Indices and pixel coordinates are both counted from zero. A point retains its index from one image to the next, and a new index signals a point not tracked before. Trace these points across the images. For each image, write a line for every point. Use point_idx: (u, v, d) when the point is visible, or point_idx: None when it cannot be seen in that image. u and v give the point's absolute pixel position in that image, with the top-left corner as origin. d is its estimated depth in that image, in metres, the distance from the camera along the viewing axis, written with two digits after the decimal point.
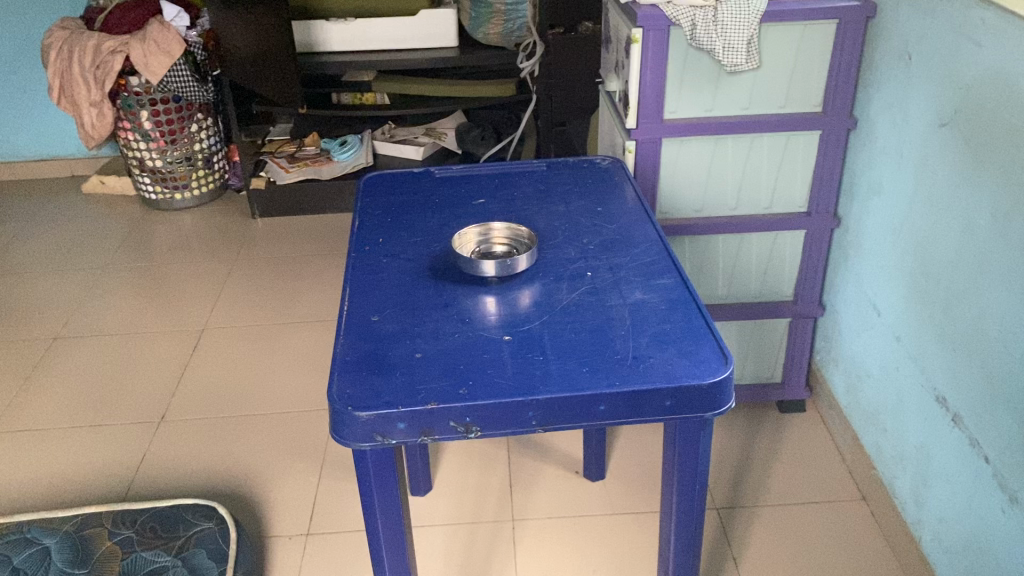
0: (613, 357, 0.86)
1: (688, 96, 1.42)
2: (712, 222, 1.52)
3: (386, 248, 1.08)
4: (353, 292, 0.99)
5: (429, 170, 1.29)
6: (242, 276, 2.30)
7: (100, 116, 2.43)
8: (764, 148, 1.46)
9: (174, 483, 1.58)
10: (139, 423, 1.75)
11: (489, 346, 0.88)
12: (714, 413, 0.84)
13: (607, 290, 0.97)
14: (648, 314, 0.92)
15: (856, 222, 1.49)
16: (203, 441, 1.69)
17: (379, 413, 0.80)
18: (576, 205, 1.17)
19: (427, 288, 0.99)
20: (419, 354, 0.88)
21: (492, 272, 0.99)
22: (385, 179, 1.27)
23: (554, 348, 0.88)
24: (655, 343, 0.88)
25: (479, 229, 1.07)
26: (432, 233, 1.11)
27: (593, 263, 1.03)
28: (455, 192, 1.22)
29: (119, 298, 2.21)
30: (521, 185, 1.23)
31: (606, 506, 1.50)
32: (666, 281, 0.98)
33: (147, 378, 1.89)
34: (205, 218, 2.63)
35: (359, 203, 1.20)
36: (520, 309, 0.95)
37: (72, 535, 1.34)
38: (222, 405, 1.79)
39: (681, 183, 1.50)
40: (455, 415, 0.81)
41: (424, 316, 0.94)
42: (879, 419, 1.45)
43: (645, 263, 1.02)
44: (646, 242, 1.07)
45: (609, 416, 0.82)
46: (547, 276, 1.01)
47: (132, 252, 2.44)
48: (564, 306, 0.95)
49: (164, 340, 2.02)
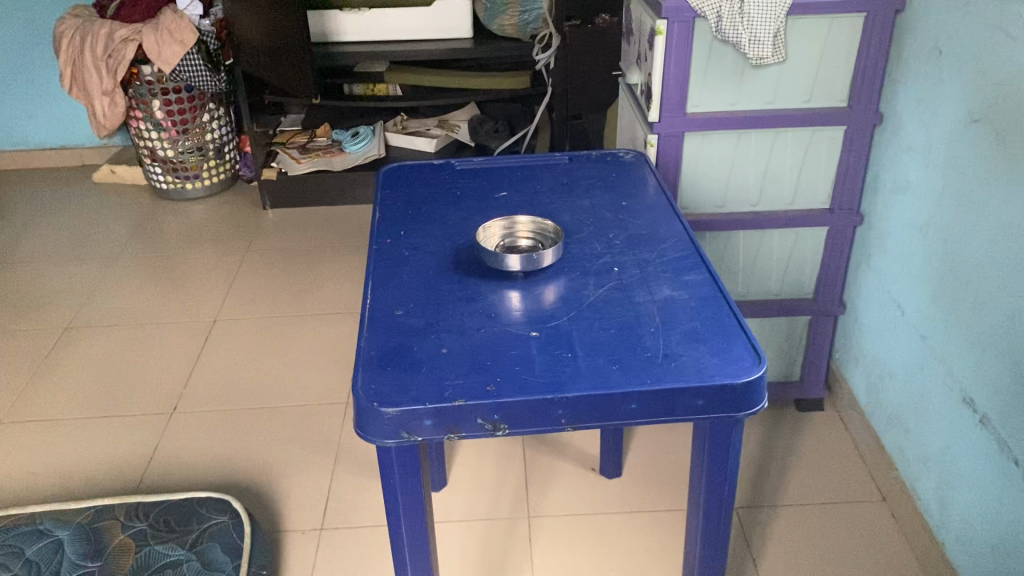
0: (642, 355, 0.84)
1: (711, 89, 1.40)
2: (733, 219, 1.50)
3: (408, 240, 1.06)
4: (376, 285, 0.97)
5: (450, 161, 1.27)
6: (254, 267, 2.28)
7: (112, 105, 2.41)
8: (787, 143, 1.44)
9: (187, 475, 1.57)
10: (150, 415, 1.74)
11: (516, 343, 0.87)
12: (746, 413, 0.82)
13: (635, 286, 0.95)
14: (678, 312, 0.90)
15: (880, 218, 1.47)
16: (215, 433, 1.68)
17: (405, 410, 0.78)
18: (599, 199, 1.15)
19: (452, 282, 0.97)
20: (443, 349, 0.86)
21: (518, 266, 0.97)
22: (405, 171, 1.25)
23: (583, 346, 0.86)
24: (686, 341, 0.86)
25: (504, 222, 1.04)
26: (454, 226, 1.09)
27: (620, 258, 1.01)
28: (476, 184, 1.20)
29: (131, 288, 2.20)
30: (543, 178, 1.21)
31: (623, 504, 1.48)
32: (695, 278, 0.96)
33: (160, 369, 1.88)
34: (217, 209, 2.61)
35: (380, 194, 1.18)
36: (547, 304, 0.93)
37: (85, 527, 1.33)
38: (234, 397, 1.78)
39: (702, 177, 1.48)
40: (483, 413, 0.79)
41: (450, 311, 0.92)
42: (902, 419, 1.43)
43: (672, 259, 1.00)
44: (673, 237, 1.05)
45: (640, 415, 0.81)
46: (573, 272, 0.99)
47: (143, 242, 2.43)
48: (590, 303, 0.93)
49: (176, 331, 2.01)
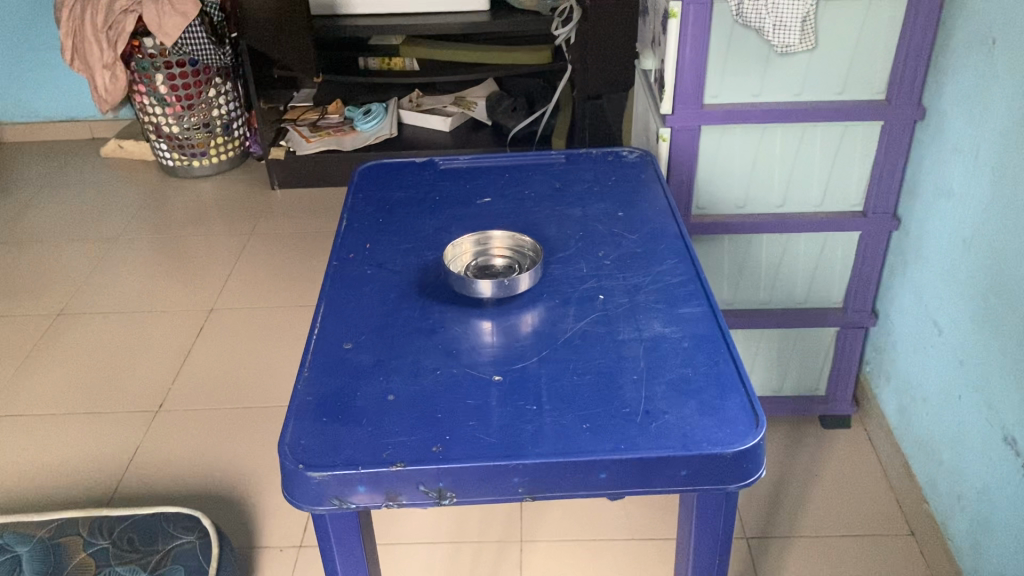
0: (618, 411, 0.72)
1: (732, 79, 1.25)
2: (755, 221, 1.36)
3: (372, 255, 0.95)
4: (327, 312, 0.86)
5: (433, 159, 1.15)
6: (256, 251, 2.19)
7: (113, 79, 2.31)
8: (816, 139, 1.29)
9: (164, 482, 1.49)
10: (133, 412, 1.66)
11: (475, 389, 0.75)
12: (739, 485, 0.69)
13: (620, 319, 0.83)
14: (667, 356, 0.78)
15: (919, 224, 1.32)
16: (199, 435, 1.59)
17: (334, 475, 0.67)
18: (592, 209, 1.02)
19: (413, 309, 0.86)
20: (390, 396, 0.75)
21: (489, 293, 0.85)
22: (383, 170, 1.13)
23: (550, 397, 0.74)
24: (673, 393, 0.73)
25: (477, 237, 0.92)
26: (425, 239, 0.97)
27: (608, 283, 0.88)
28: (459, 187, 1.08)
29: (128, 272, 2.12)
30: (533, 181, 1.09)
31: (624, 530, 1.37)
32: (691, 311, 0.84)
33: (149, 361, 1.80)
34: (224, 188, 2.52)
35: (350, 198, 1.06)
36: (517, 340, 0.81)
37: (45, 543, 1.25)
38: (222, 395, 1.69)
39: (720, 175, 1.34)
40: (426, 479, 0.68)
41: (405, 346, 0.81)
42: (935, 450, 1.29)
43: (667, 286, 0.87)
44: (672, 258, 0.92)
45: (612, 485, 0.69)
46: (552, 299, 0.86)
47: (146, 222, 2.35)
48: (566, 340, 0.80)
49: (169, 320, 1.93)
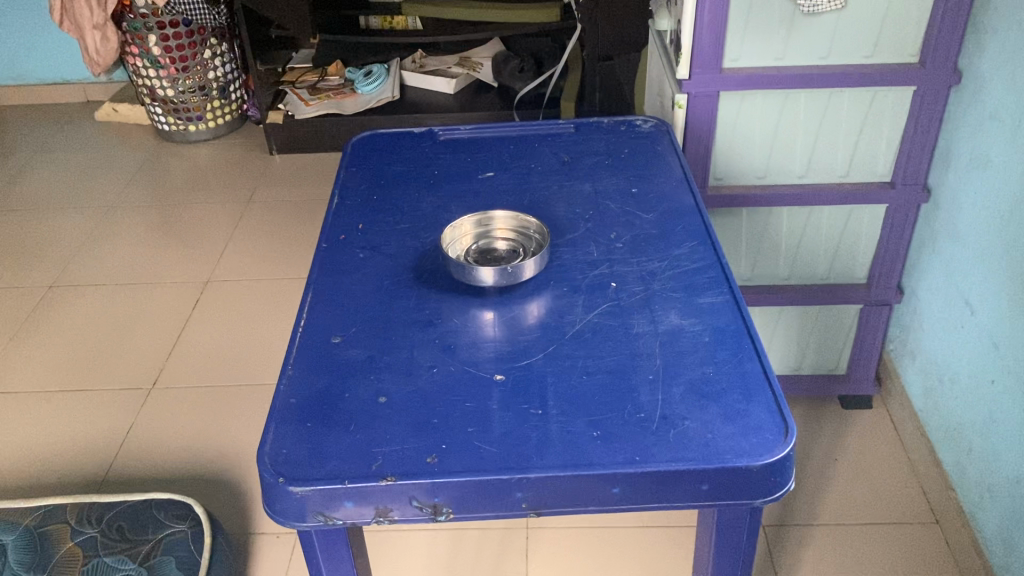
0: (632, 417, 0.65)
1: (754, 40, 1.16)
2: (775, 193, 1.28)
3: (365, 236, 0.88)
4: (315, 300, 0.79)
5: (433, 129, 1.07)
6: (253, 219, 2.12)
7: (104, 40, 2.25)
8: (843, 105, 1.21)
9: (158, 465, 1.43)
10: (127, 390, 1.60)
11: (474, 390, 0.68)
12: (766, 500, 0.63)
13: (634, 309, 0.76)
14: (686, 353, 0.71)
15: (952, 196, 1.23)
16: (194, 414, 1.54)
17: (318, 489, 0.61)
18: (604, 184, 0.94)
19: (408, 297, 0.79)
20: (382, 397, 0.68)
21: (491, 280, 0.78)
22: (378, 141, 1.06)
23: (557, 399, 0.67)
24: (693, 396, 0.66)
25: (477, 219, 0.85)
26: (423, 219, 0.90)
27: (620, 269, 0.81)
28: (460, 160, 1.00)
29: (122, 242, 2.05)
30: (540, 153, 1.01)
31: (635, 517, 1.31)
32: (711, 300, 0.76)
33: (143, 335, 1.74)
34: (222, 153, 2.44)
35: (343, 172, 0.99)
36: (522, 333, 0.74)
37: (31, 532, 1.20)
38: (217, 372, 1.63)
39: (739, 144, 1.25)
40: (420, 494, 0.61)
41: (399, 340, 0.74)
42: (964, 436, 1.23)
43: (685, 273, 0.80)
44: (690, 240, 0.84)
45: (625, 500, 0.62)
46: (560, 287, 0.79)
47: (141, 188, 2.27)
48: (575, 334, 0.73)
49: (164, 292, 1.86)
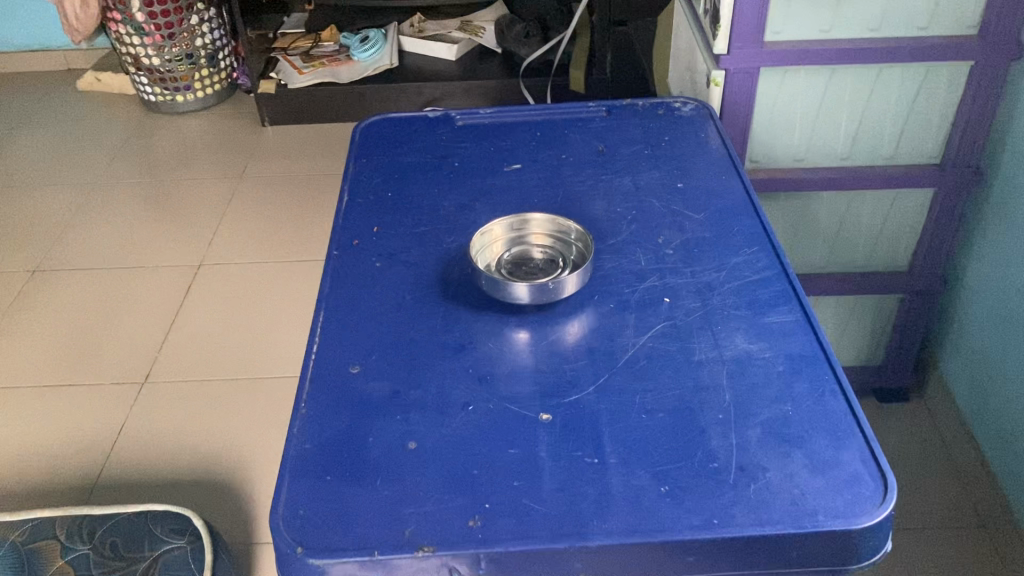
0: (704, 469, 0.56)
1: (798, 11, 1.05)
2: (815, 177, 1.18)
3: (380, 241, 0.78)
4: (328, 321, 0.70)
5: (449, 114, 0.97)
6: (247, 196, 2.01)
7: (83, 6, 2.18)
8: (893, 82, 1.10)
9: (153, 468, 1.35)
10: (118, 384, 1.51)
11: (517, 434, 0.59)
12: (862, 564, 0.54)
13: (692, 330, 0.67)
14: (757, 387, 0.62)
15: (1008, 180, 1.14)
16: (190, 411, 1.45)
17: (343, 561, 0.52)
18: (646, 179, 0.85)
19: (434, 316, 0.70)
20: (411, 443, 0.59)
21: (528, 298, 0.69)
22: (388, 127, 0.95)
23: (615, 444, 0.58)
24: (772, 442, 0.58)
25: (512, 221, 0.75)
26: (445, 221, 0.80)
27: (672, 281, 0.72)
28: (481, 151, 0.90)
29: (108, 221, 1.94)
30: (570, 142, 0.91)
31: None
32: (780, 319, 0.67)
33: (134, 324, 1.64)
34: (212, 124, 2.32)
35: (351, 164, 0.89)
36: (567, 360, 0.65)
37: (18, 549, 1.11)
38: (213, 364, 1.54)
39: (778, 124, 1.15)
40: (462, 564, 0.53)
41: (426, 370, 0.65)
42: (1017, 438, 1.15)
43: (746, 285, 0.71)
44: (748, 244, 0.75)
45: (700, 567, 0.54)
46: (605, 303, 0.70)
47: (128, 163, 2.16)
48: (627, 362, 0.64)
49: (156, 276, 1.77)
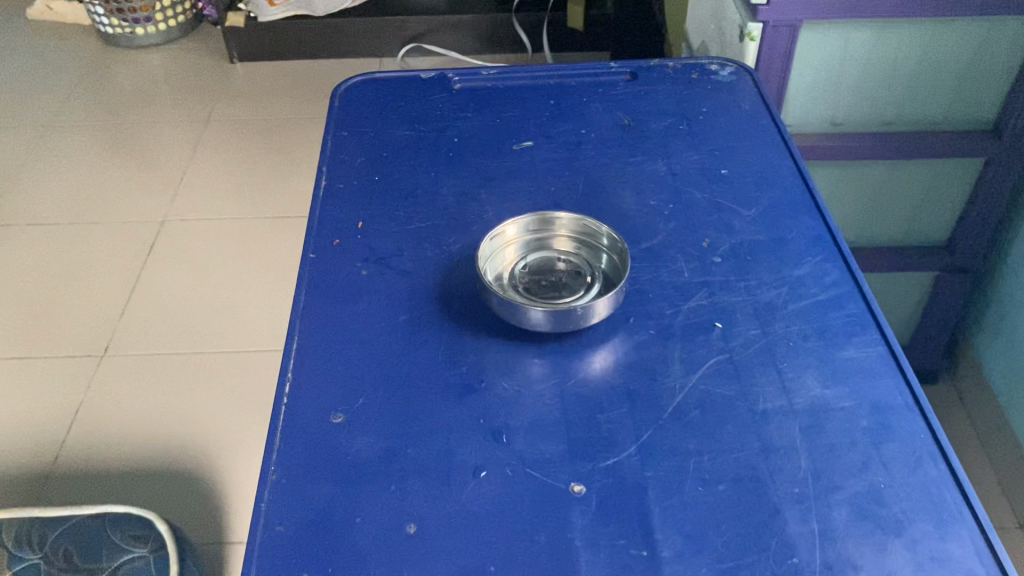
0: (780, 568, 0.45)
1: None
2: (855, 143, 1.05)
3: (368, 241, 0.64)
4: (303, 350, 0.57)
5: (445, 74, 0.82)
6: (216, 142, 1.84)
7: None
8: (953, 38, 0.96)
9: (115, 454, 1.23)
10: (75, 357, 1.38)
11: (543, 514, 0.47)
12: None
13: (752, 367, 0.54)
14: (838, 449, 0.50)
15: None
16: (155, 389, 1.32)
17: None
18: (682, 162, 0.71)
19: (435, 344, 0.57)
20: (411, 526, 0.47)
21: (550, 326, 0.56)
22: (374, 90, 0.81)
23: (668, 531, 0.46)
24: (863, 529, 0.46)
25: (533, 220, 0.62)
26: (445, 214, 0.67)
27: (722, 300, 0.59)
28: (485, 123, 0.76)
29: (63, 169, 1.77)
30: (589, 113, 0.77)
31: None
32: (857, 352, 0.55)
33: (92, 289, 1.50)
34: (176, 59, 2.13)
35: (331, 137, 0.75)
36: (600, 407, 0.53)
37: None
38: (181, 334, 1.41)
39: (816, 84, 1.01)
40: None
41: (426, 420, 0.52)
42: None
43: (813, 306, 0.58)
44: (811, 252, 0.62)
45: None
46: (643, 329, 0.58)
47: (84, 102, 1.98)
48: (675, 411, 0.52)
49: (116, 232, 1.61)
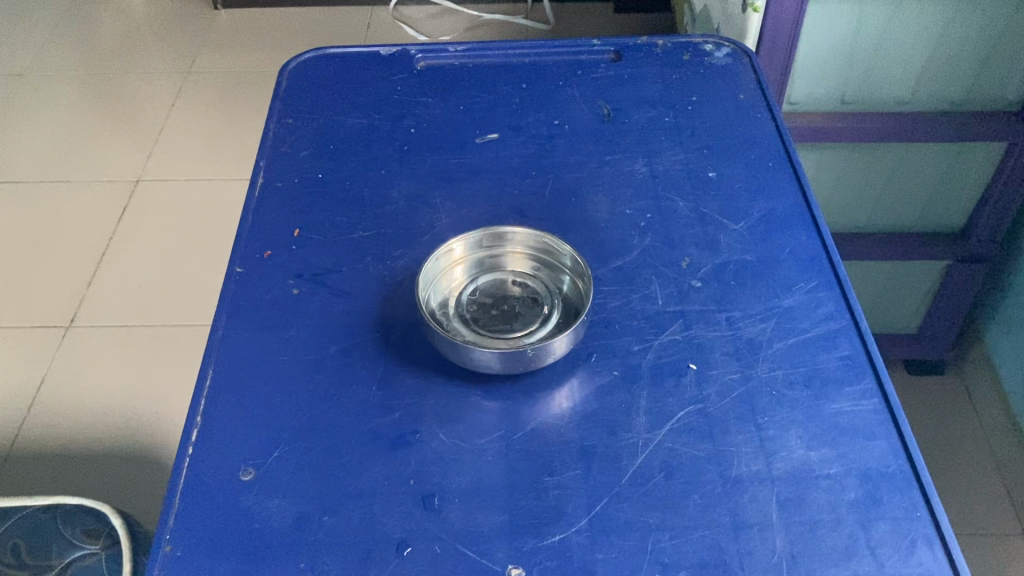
0: None
1: None
2: (867, 125, 0.96)
3: (303, 253, 0.57)
4: (219, 388, 0.50)
5: (408, 52, 0.74)
6: (195, 96, 1.75)
7: None
8: (977, 14, 0.86)
9: (75, 434, 1.17)
10: (39, 328, 1.32)
11: None
12: None
13: (727, 423, 0.47)
14: (820, 528, 0.43)
15: None
16: (120, 364, 1.26)
17: None
18: (665, 163, 0.63)
19: (367, 384, 0.50)
20: None
21: (496, 367, 0.48)
22: (329, 69, 0.73)
23: None
24: None
25: (487, 236, 0.55)
26: (393, 222, 0.59)
27: (700, 335, 0.52)
28: (448, 111, 0.68)
29: (35, 123, 1.69)
30: (564, 101, 0.69)
31: None
32: (849, 404, 0.48)
33: (59, 254, 1.43)
34: (159, 5, 2.03)
35: (274, 125, 0.67)
36: (550, 468, 0.46)
37: None
38: (150, 306, 1.35)
39: (825, 59, 0.92)
40: None
41: (350, 480, 0.45)
42: None
43: (801, 346, 0.51)
44: (805, 277, 0.55)
45: None
46: (606, 369, 0.50)
47: (60, 49, 1.89)
48: (636, 476, 0.45)
49: (88, 192, 1.54)
